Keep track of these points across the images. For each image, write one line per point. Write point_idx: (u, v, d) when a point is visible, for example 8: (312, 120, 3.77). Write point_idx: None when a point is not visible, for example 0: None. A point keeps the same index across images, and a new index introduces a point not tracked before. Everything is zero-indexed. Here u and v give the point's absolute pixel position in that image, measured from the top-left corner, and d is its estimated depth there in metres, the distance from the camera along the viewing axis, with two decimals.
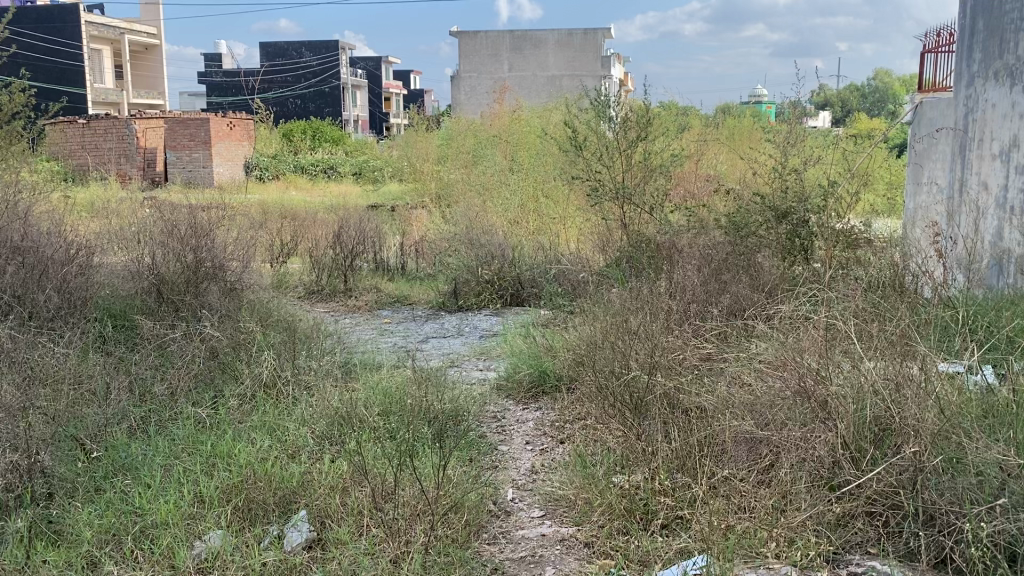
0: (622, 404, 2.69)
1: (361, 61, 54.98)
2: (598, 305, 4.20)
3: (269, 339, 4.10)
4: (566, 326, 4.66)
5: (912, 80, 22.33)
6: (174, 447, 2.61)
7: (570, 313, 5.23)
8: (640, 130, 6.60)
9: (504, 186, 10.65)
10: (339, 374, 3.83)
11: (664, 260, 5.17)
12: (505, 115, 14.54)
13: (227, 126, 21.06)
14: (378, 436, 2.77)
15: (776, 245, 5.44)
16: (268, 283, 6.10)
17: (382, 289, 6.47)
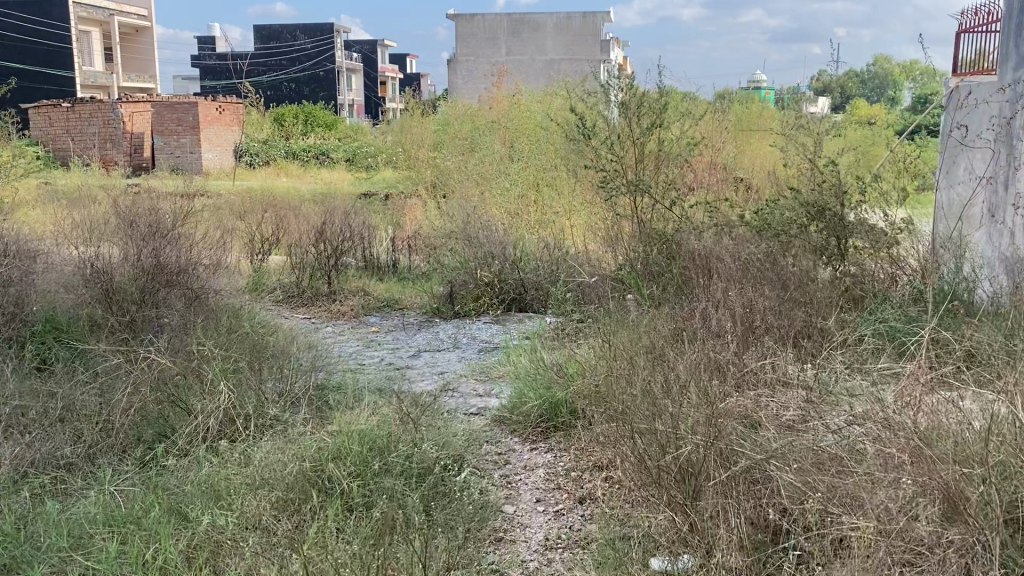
0: (671, 475, 2.13)
1: (357, 45, 54.14)
2: (619, 329, 3.61)
3: (228, 364, 3.52)
4: (579, 344, 4.05)
5: (910, 66, 21.89)
6: (72, 551, 2.04)
7: (582, 328, 4.62)
8: (654, 116, 5.99)
9: (502, 176, 10.11)
10: (309, 413, 3.22)
11: (687, 267, 4.55)
12: (504, 100, 13.90)
13: (216, 110, 20.33)
14: (349, 525, 2.19)
15: (807, 247, 4.72)
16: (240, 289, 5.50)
17: (369, 292, 5.86)
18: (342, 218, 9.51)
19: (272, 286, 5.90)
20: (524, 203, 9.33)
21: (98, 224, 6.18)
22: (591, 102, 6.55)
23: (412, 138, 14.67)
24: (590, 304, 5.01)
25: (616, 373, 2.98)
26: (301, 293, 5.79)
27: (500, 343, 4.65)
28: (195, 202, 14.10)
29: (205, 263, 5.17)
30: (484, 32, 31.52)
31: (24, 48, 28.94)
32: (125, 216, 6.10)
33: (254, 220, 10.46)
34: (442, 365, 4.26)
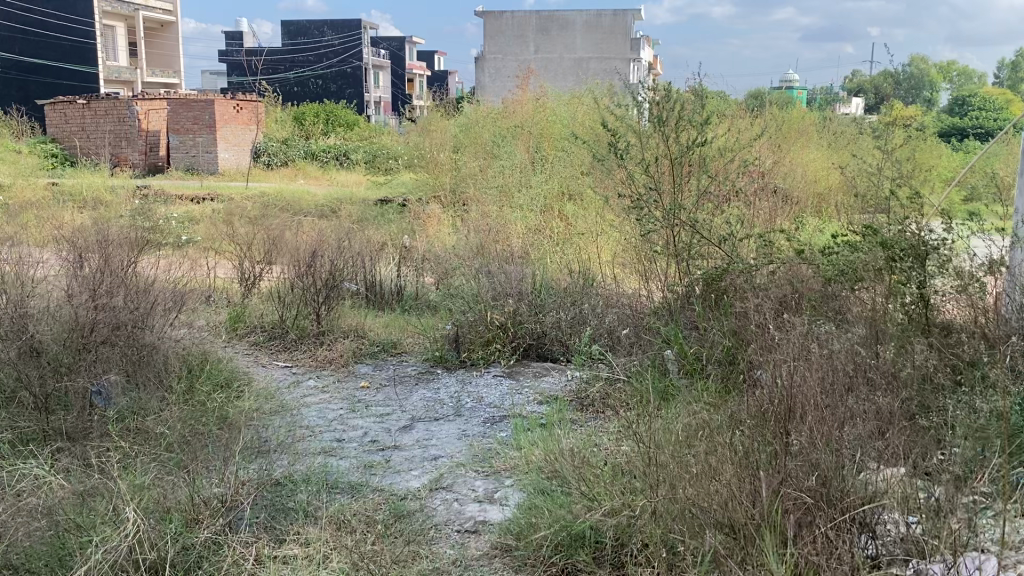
0: None
1: (384, 41, 53.56)
2: (659, 436, 2.83)
3: (150, 475, 2.79)
4: (604, 439, 3.25)
5: (951, 67, 20.72)
6: None
7: (609, 400, 3.80)
8: (695, 132, 5.32)
9: (522, 189, 9.35)
10: (243, 549, 2.46)
11: (741, 332, 3.75)
12: (529, 102, 13.09)
13: (233, 109, 19.63)
14: None
15: (875, 307, 3.76)
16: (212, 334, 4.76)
17: (363, 329, 5.07)
18: (350, 235, 8.77)
19: (252, 324, 5.14)
20: (547, 223, 8.51)
21: (61, 249, 5.49)
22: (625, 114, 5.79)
23: (432, 141, 13.90)
24: (620, 362, 4.20)
25: (667, 541, 2.32)
26: (285, 332, 5.00)
27: (510, 410, 3.84)
28: (204, 209, 13.49)
29: (171, 301, 4.44)
30: (513, 29, 30.76)
31: (46, 43, 28.24)
32: (92, 243, 5.39)
33: (259, 232, 9.76)
34: (437, 445, 3.47)
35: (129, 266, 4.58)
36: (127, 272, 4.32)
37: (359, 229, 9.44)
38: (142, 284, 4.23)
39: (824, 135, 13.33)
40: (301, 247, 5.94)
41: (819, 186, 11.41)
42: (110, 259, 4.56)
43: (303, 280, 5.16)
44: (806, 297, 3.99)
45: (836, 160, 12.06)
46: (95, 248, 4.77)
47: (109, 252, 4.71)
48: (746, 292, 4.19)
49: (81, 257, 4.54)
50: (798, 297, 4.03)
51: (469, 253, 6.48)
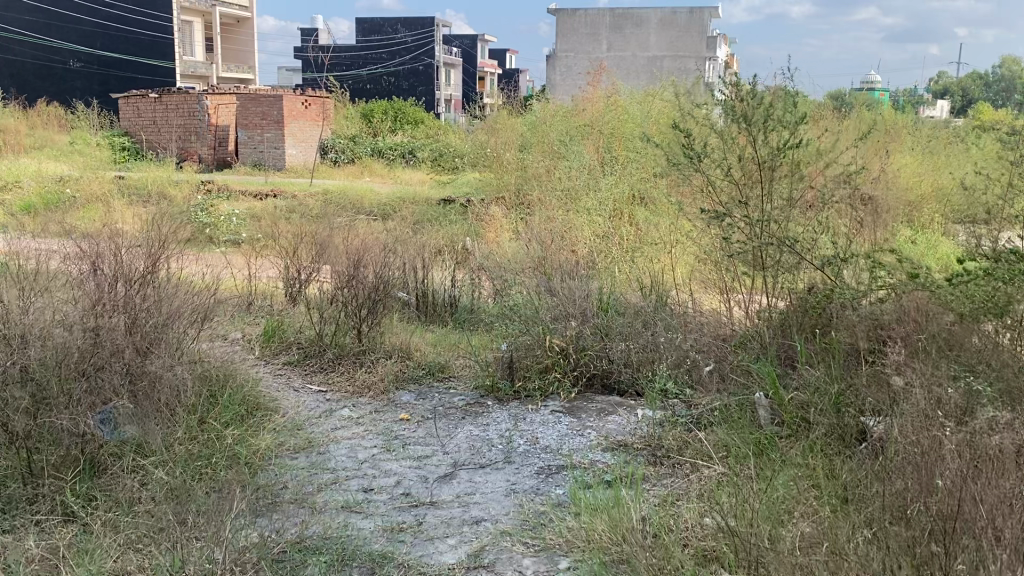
0: None
1: (456, 39, 53.45)
2: (755, 528, 2.23)
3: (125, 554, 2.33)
4: (679, 512, 2.66)
5: None
6: None
7: (691, 456, 3.19)
8: (789, 133, 4.67)
9: (590, 193, 8.75)
10: None
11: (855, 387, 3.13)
12: (600, 99, 12.46)
13: (301, 104, 19.23)
14: None
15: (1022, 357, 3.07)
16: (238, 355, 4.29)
17: (409, 348, 4.54)
18: (408, 240, 8.28)
19: (287, 339, 4.65)
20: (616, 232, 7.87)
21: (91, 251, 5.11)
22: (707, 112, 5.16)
23: (498, 139, 13.35)
24: (701, 406, 3.58)
25: None
26: (323, 349, 4.49)
27: (568, 459, 3.27)
28: (265, 205, 13.25)
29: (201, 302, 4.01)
30: (585, 26, 30.15)
31: (126, 37, 28.68)
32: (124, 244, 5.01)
33: (313, 234, 9.37)
34: (481, 503, 2.91)
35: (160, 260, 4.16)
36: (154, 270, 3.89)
37: (418, 235, 8.99)
38: (166, 288, 3.79)
39: (919, 138, 12.30)
40: (347, 253, 5.45)
41: (915, 193, 10.43)
42: (139, 248, 4.13)
43: (346, 291, 4.64)
44: (932, 339, 3.31)
45: (933, 168, 11.07)
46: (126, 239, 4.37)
47: (140, 243, 4.29)
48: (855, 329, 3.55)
49: (109, 242, 4.12)
50: (920, 338, 3.35)
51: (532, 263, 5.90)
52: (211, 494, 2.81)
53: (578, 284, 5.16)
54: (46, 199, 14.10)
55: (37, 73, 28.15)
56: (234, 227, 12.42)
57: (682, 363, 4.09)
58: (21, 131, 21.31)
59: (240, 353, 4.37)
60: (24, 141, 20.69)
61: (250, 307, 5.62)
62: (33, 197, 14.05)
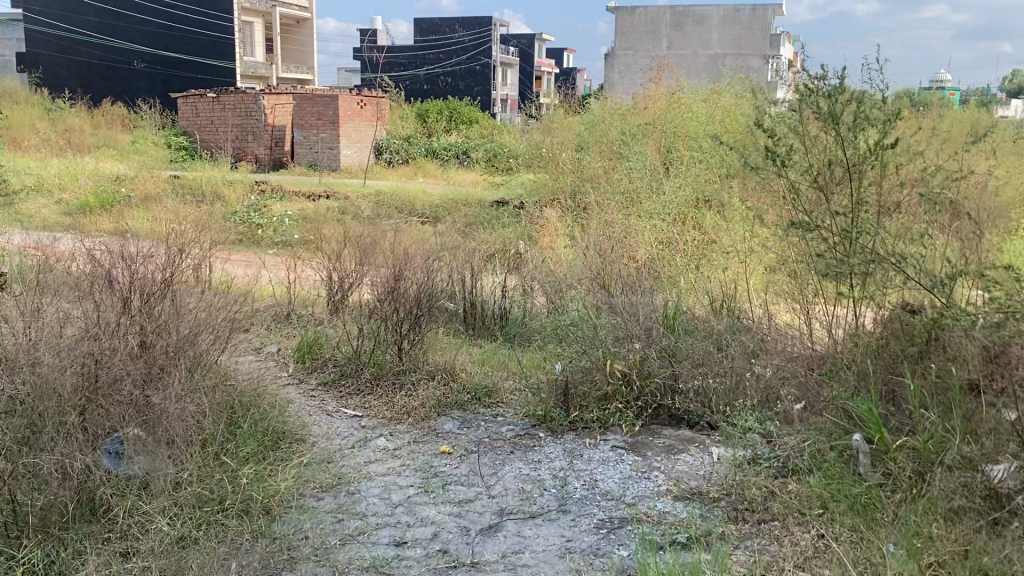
0: None
1: (514, 39, 53.28)
2: None
3: None
4: None
5: None
6: None
7: (785, 520, 2.73)
8: (883, 133, 4.12)
9: (652, 197, 8.24)
10: None
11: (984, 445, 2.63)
12: (663, 97, 11.92)
13: (357, 104, 19.00)
14: None
15: None
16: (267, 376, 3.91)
17: (453, 367, 4.11)
18: (460, 245, 7.87)
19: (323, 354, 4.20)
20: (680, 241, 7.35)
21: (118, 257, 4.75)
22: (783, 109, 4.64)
23: (555, 139, 12.87)
24: (792, 454, 3.10)
25: None
26: (360, 369, 4.05)
27: (631, 511, 2.82)
28: (318, 206, 13.00)
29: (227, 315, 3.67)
30: (644, 25, 29.69)
31: (188, 38, 28.98)
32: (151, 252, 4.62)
33: (364, 238, 9.01)
34: (531, 566, 2.47)
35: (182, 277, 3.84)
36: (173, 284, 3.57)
37: (468, 241, 8.59)
38: (190, 301, 3.44)
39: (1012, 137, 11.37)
40: (392, 261, 5.07)
41: (1010, 198, 9.59)
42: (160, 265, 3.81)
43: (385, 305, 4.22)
44: None
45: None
46: (150, 253, 4.06)
47: (163, 259, 3.97)
48: (975, 365, 3.01)
49: (128, 256, 3.81)
50: None
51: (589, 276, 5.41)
52: (217, 548, 2.46)
53: (641, 297, 4.68)
54: (102, 198, 14.14)
55: (103, 74, 28.90)
56: (285, 228, 12.19)
57: (763, 395, 3.59)
58: (84, 130, 21.59)
59: (271, 373, 3.99)
60: (87, 140, 20.94)
61: (288, 317, 5.24)
62: (91, 197, 14.06)
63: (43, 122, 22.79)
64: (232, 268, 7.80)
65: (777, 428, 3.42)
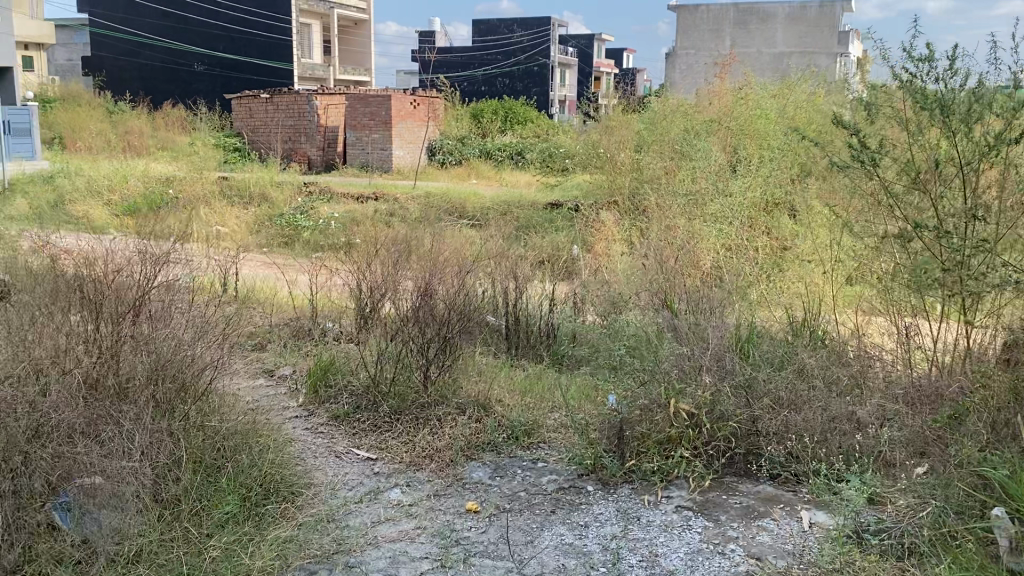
0: None
1: (572, 40, 52.58)
2: None
3: None
4: None
5: None
6: None
7: None
8: (1013, 123, 3.33)
9: (717, 200, 7.49)
10: None
11: None
12: (729, 93, 11.14)
13: (410, 104, 18.53)
14: None
15: None
16: (271, 412, 3.36)
17: (488, 398, 3.51)
18: (507, 253, 7.27)
19: (336, 383, 3.60)
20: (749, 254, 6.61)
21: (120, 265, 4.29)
22: (873, 99, 3.92)
23: (613, 138, 12.17)
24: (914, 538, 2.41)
25: None
26: (378, 401, 3.45)
27: None
28: (366, 207, 12.57)
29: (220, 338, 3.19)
30: (706, 23, 28.71)
31: (247, 40, 28.92)
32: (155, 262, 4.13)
33: (409, 244, 8.50)
34: None
35: (173, 295, 3.38)
36: (154, 306, 3.11)
37: (516, 248, 7.99)
38: (169, 320, 2.97)
39: None
40: (425, 273, 4.50)
41: None
42: (148, 281, 3.36)
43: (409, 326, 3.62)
44: None
45: None
46: (145, 266, 3.60)
47: (156, 273, 3.52)
48: None
49: (114, 271, 3.37)
50: None
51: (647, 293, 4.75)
52: None
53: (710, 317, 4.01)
54: (149, 200, 13.89)
55: (166, 76, 29.26)
56: (331, 230, 11.78)
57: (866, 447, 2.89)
58: (142, 132, 21.71)
59: (276, 408, 3.45)
60: (145, 141, 21.01)
61: (310, 332, 4.71)
62: (139, 198, 13.89)
63: (104, 125, 23.02)
64: (269, 275, 7.35)
65: (884, 488, 2.74)
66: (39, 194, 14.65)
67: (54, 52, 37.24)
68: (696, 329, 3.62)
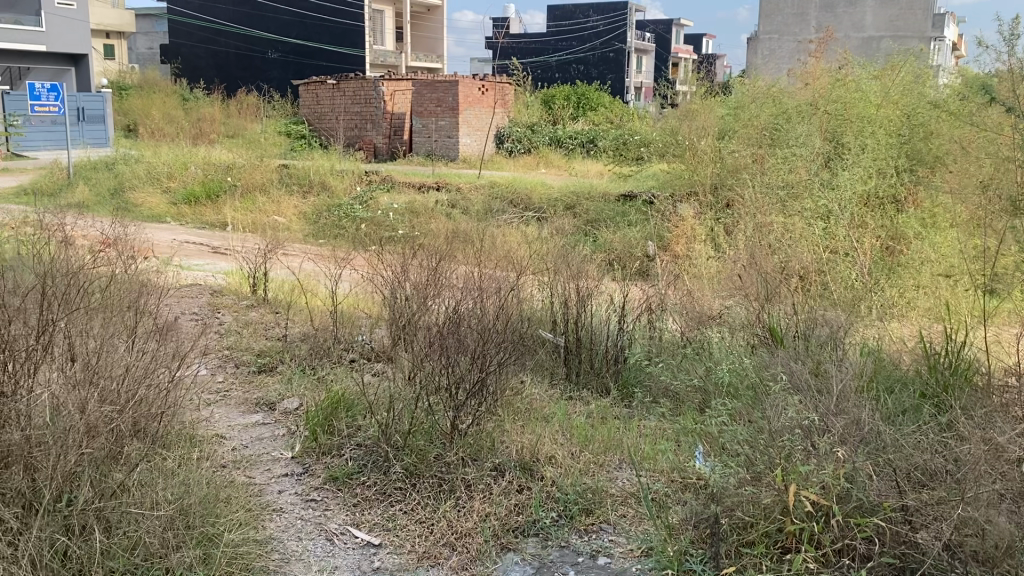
0: None
1: (649, 24, 51.07)
2: None
3: None
4: None
5: None
6: None
7: None
8: None
9: (820, 195, 6.44)
10: None
11: None
12: (825, 75, 9.97)
13: (478, 90, 17.75)
14: None
15: None
16: (252, 474, 2.62)
17: (535, 454, 2.69)
18: (574, 254, 6.41)
19: (343, 423, 2.84)
20: (856, 263, 5.63)
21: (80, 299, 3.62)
22: None
23: (693, 124, 11.11)
24: None
25: None
26: (389, 457, 2.63)
27: None
28: (427, 197, 11.84)
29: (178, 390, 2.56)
30: None
31: (320, 26, 28.26)
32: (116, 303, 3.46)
33: (469, 247, 7.70)
34: None
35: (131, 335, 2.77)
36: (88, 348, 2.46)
37: (584, 252, 7.13)
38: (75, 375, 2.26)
39: None
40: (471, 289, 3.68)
41: None
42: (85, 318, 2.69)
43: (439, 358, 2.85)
44: None
45: None
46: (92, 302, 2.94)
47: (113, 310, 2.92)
48: None
49: (62, 312, 2.82)
50: None
51: (743, 321, 3.88)
52: None
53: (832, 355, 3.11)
54: (208, 187, 13.22)
55: (240, 63, 29.17)
56: (390, 223, 11.07)
57: None
58: (211, 118, 21.48)
59: (262, 465, 2.70)
60: (213, 128, 20.78)
61: (332, 350, 3.95)
62: (198, 184, 13.41)
63: (174, 111, 22.92)
64: (312, 273, 6.67)
65: None
66: (101, 180, 14.36)
67: (135, 40, 37.70)
68: (818, 378, 2.74)
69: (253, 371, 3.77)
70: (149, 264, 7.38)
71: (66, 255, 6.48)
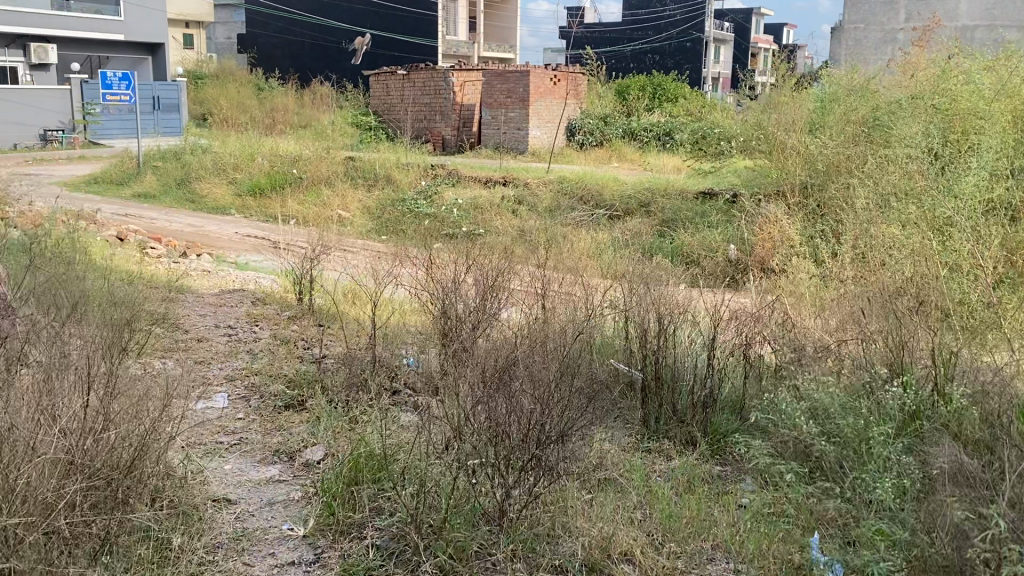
0: None
1: (729, 14, 49.50)
2: None
3: None
4: None
5: None
6: None
7: None
8: None
9: (936, 200, 5.61)
10: None
11: None
12: (933, 65, 8.99)
13: (550, 80, 17.10)
14: None
15: None
16: (250, 561, 2.14)
17: (607, 550, 2.19)
18: (652, 266, 5.76)
19: (364, 494, 2.37)
20: (982, 283, 4.81)
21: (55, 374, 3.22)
22: None
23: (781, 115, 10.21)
24: None
25: None
26: (420, 550, 2.12)
27: None
28: (493, 192, 11.28)
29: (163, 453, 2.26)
30: None
31: (394, 15, 27.87)
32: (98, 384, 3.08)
33: (539, 259, 7.12)
34: None
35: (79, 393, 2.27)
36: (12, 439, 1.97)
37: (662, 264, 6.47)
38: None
39: None
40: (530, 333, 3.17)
41: None
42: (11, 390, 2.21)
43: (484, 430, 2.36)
44: None
45: None
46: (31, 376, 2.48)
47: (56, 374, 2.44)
48: None
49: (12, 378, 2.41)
50: None
51: (857, 365, 3.26)
52: None
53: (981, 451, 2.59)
54: (273, 178, 12.94)
55: (314, 54, 29.14)
56: (455, 221, 10.56)
57: None
58: (283, 108, 21.37)
59: (264, 546, 2.21)
60: (284, 117, 20.65)
61: (371, 382, 3.36)
62: (262, 177, 13.14)
63: (247, 100, 22.91)
64: (366, 278, 6.22)
65: None
66: (168, 170, 14.25)
67: (214, 30, 38.17)
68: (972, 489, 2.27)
69: (280, 406, 3.22)
70: (202, 263, 7.02)
71: (115, 257, 6.15)
